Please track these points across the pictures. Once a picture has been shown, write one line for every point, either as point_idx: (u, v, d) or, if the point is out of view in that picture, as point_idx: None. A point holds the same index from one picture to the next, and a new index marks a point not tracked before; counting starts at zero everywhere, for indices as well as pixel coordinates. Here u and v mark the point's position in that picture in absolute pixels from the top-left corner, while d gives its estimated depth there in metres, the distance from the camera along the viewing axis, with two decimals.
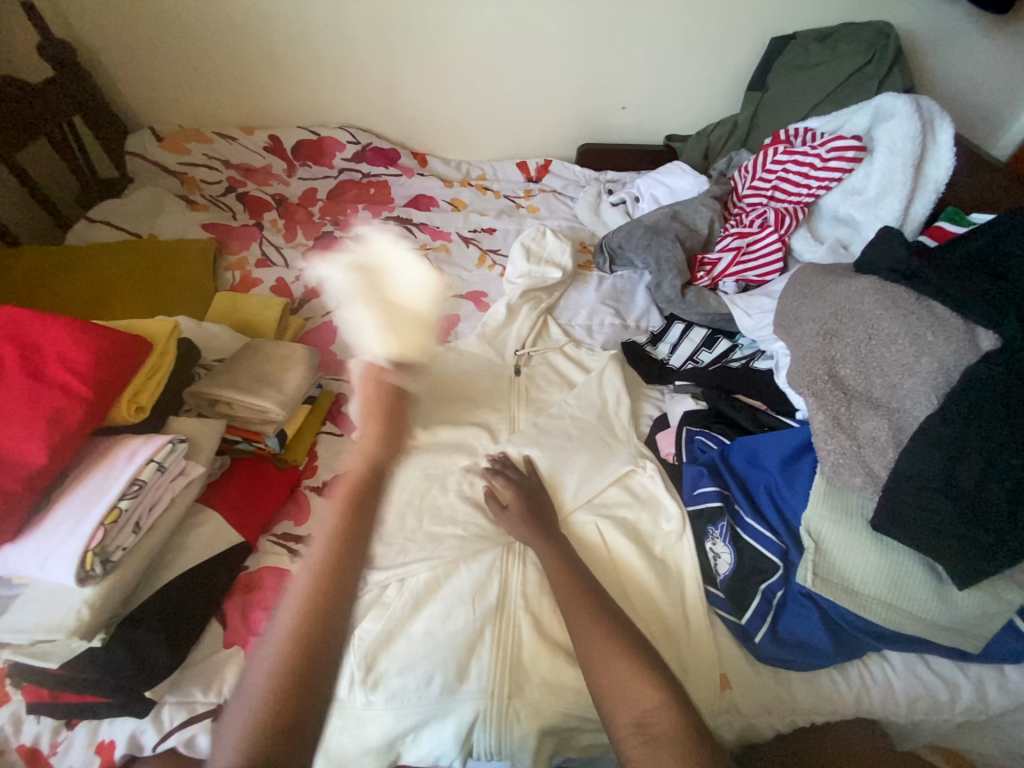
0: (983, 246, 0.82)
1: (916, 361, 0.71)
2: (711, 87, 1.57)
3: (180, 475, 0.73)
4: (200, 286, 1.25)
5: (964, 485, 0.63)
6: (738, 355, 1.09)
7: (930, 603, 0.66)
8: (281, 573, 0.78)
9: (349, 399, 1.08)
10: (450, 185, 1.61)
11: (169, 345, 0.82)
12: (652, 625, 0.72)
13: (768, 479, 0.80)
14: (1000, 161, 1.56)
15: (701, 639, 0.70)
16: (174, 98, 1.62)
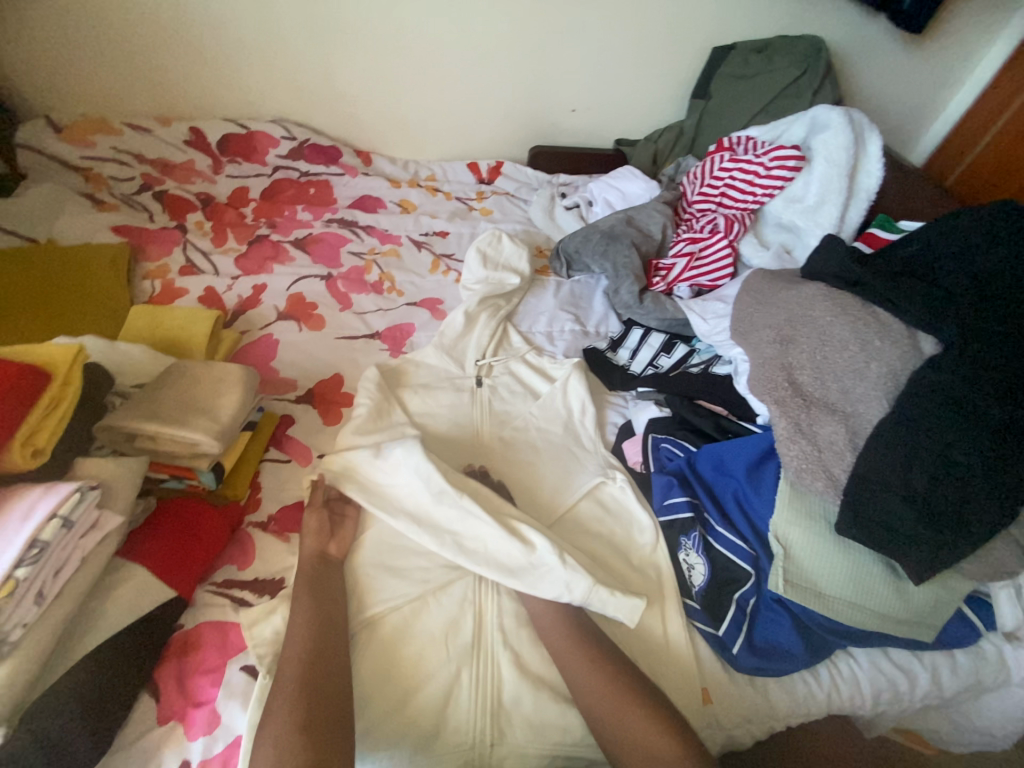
0: (916, 254, 0.87)
1: (867, 366, 0.74)
2: (658, 92, 1.59)
3: (92, 528, 0.62)
4: (113, 298, 1.10)
5: (918, 486, 0.66)
6: (697, 360, 1.10)
7: (890, 599, 0.69)
8: (223, 627, 0.69)
9: (294, 421, 0.99)
10: (398, 186, 1.53)
11: (73, 372, 0.70)
12: (634, 642, 0.71)
13: (734, 486, 0.80)
14: (918, 164, 1.69)
15: (681, 654, 0.70)
16: (70, 80, 1.42)
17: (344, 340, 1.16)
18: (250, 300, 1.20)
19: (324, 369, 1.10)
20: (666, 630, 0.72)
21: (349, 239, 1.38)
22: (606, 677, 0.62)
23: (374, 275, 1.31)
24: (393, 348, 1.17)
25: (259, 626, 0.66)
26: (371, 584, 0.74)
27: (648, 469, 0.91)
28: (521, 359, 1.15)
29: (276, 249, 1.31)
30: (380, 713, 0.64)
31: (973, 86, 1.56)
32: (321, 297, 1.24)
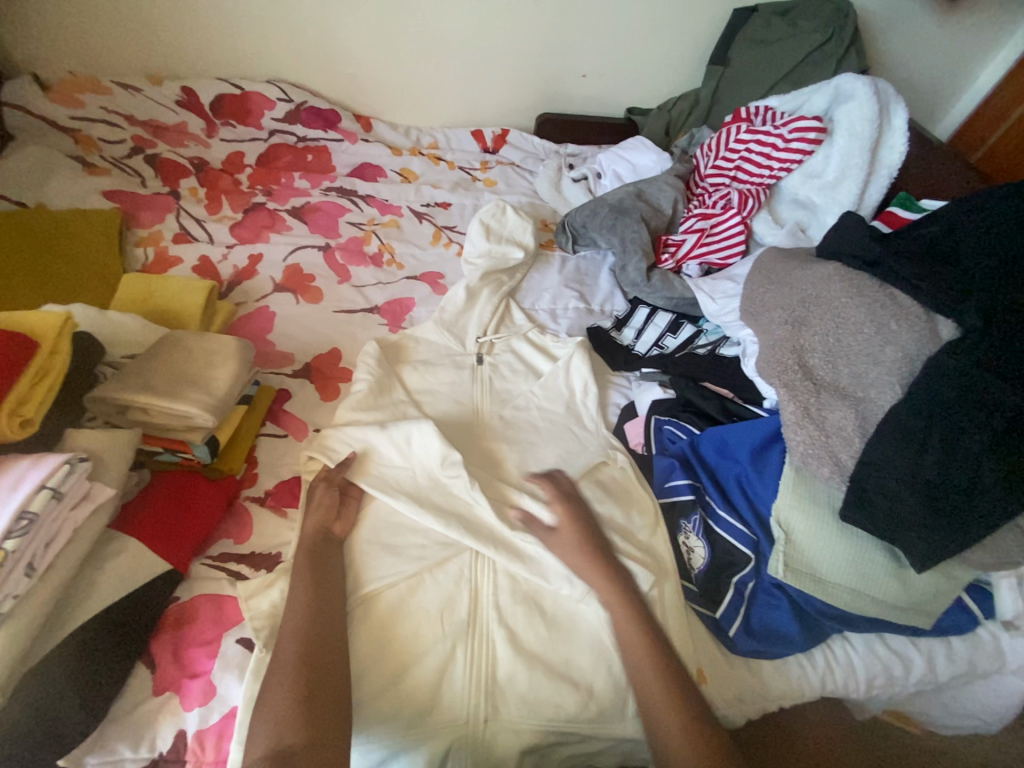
0: (938, 234, 0.83)
1: (882, 350, 0.71)
2: (672, 57, 1.51)
3: (83, 501, 0.61)
4: (104, 267, 1.07)
5: (927, 473, 0.64)
6: (703, 341, 1.07)
7: (891, 586, 0.68)
8: (219, 600, 0.69)
9: (291, 395, 0.98)
10: (398, 153, 1.47)
11: (62, 342, 0.68)
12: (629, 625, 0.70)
13: (738, 469, 0.78)
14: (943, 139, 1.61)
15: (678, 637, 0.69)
16: (55, 33, 1.35)
17: (341, 313, 1.13)
18: (246, 270, 1.17)
19: (321, 343, 1.07)
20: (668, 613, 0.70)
21: (347, 209, 1.33)
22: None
23: (373, 246, 1.27)
24: (392, 322, 1.14)
25: (257, 598, 0.66)
26: (367, 563, 0.73)
27: (650, 451, 0.90)
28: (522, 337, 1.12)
29: (272, 218, 1.27)
30: (378, 688, 0.64)
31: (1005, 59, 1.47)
32: (318, 269, 1.20)
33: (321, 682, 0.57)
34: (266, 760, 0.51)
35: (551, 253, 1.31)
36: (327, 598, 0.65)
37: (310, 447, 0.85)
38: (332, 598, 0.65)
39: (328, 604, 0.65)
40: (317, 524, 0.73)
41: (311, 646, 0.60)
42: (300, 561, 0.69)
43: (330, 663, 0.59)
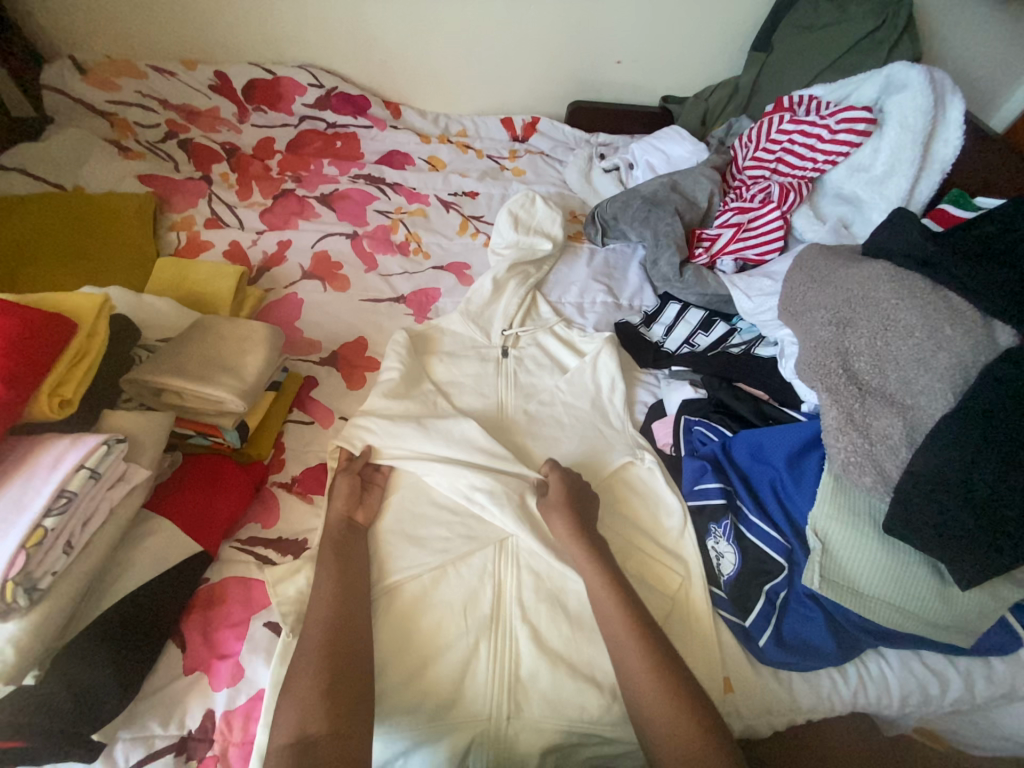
0: (995, 233, 0.78)
1: (934, 355, 0.68)
2: (712, 43, 1.45)
3: (120, 481, 0.62)
4: (139, 251, 1.09)
5: (980, 490, 0.60)
6: (736, 340, 1.04)
7: (933, 602, 0.65)
8: (247, 584, 0.70)
9: (318, 383, 0.98)
10: (427, 141, 1.45)
11: (99, 325, 0.69)
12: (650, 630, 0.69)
13: (772, 475, 0.75)
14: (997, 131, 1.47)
15: (705, 643, 0.68)
16: (93, 17, 1.36)
17: (368, 302, 1.13)
18: (275, 257, 1.17)
19: (347, 332, 1.07)
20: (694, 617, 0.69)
21: (375, 196, 1.32)
22: (630, 659, 0.61)
23: (400, 235, 1.26)
24: (418, 312, 1.14)
25: (284, 584, 0.67)
26: (391, 554, 0.73)
27: (679, 452, 0.88)
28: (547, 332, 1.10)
29: (301, 204, 1.28)
30: (400, 678, 0.64)
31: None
32: (345, 257, 1.20)
33: (345, 667, 0.58)
34: (293, 746, 0.52)
35: (579, 245, 1.29)
36: (353, 586, 0.66)
37: (338, 436, 0.86)
38: (358, 586, 0.66)
39: (354, 592, 0.65)
40: (344, 512, 0.73)
41: (337, 632, 0.60)
42: (327, 546, 0.69)
43: (353, 649, 0.60)
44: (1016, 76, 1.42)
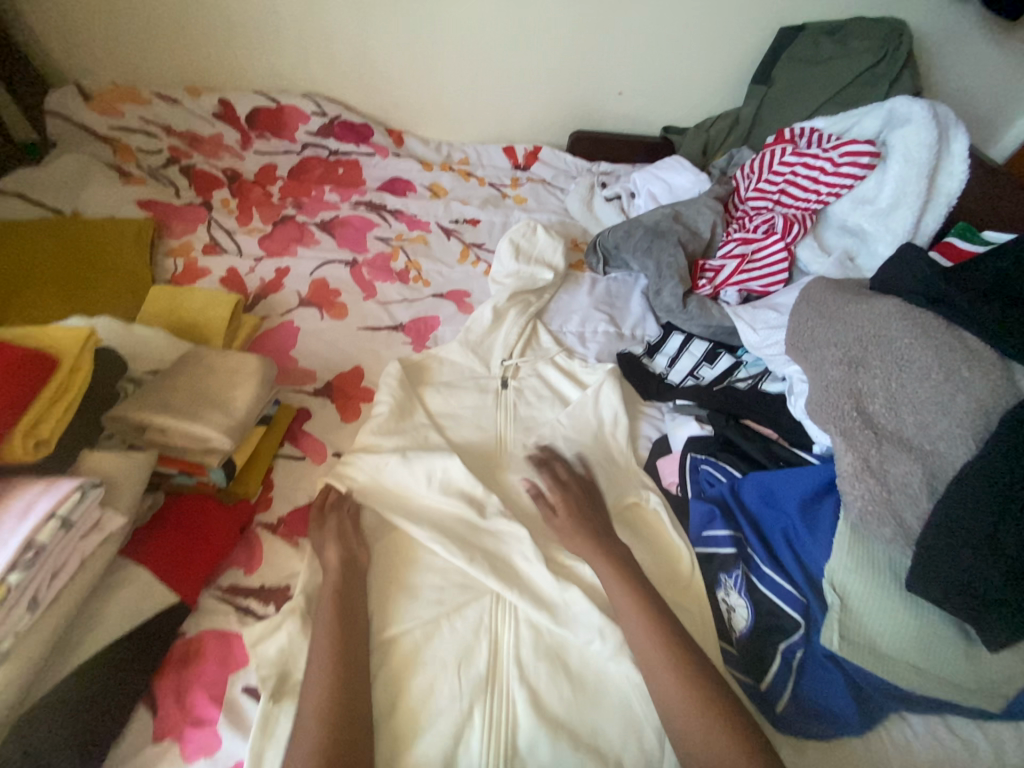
0: (1008, 270, 0.78)
1: (953, 399, 0.65)
2: (713, 76, 1.46)
3: (93, 529, 0.59)
4: (134, 277, 1.07)
5: (1006, 545, 0.56)
6: (743, 374, 1.01)
7: (960, 665, 0.61)
8: (226, 636, 0.66)
9: (311, 415, 0.95)
10: (429, 168, 1.45)
11: (83, 359, 0.66)
12: None
13: (784, 522, 0.72)
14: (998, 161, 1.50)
15: None
16: (100, 46, 1.38)
17: (365, 330, 1.11)
18: (272, 284, 1.16)
19: (343, 361, 1.05)
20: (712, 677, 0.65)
21: (376, 223, 1.32)
22: None
23: (400, 263, 1.25)
24: (416, 341, 1.11)
25: (263, 644, 0.63)
26: (383, 608, 0.70)
27: (685, 493, 0.84)
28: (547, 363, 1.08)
29: (301, 231, 1.27)
30: (392, 748, 0.60)
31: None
32: (344, 284, 1.18)
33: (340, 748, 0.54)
34: None
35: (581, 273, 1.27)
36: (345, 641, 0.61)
37: (331, 475, 0.83)
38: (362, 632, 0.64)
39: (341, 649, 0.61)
40: (339, 556, 0.70)
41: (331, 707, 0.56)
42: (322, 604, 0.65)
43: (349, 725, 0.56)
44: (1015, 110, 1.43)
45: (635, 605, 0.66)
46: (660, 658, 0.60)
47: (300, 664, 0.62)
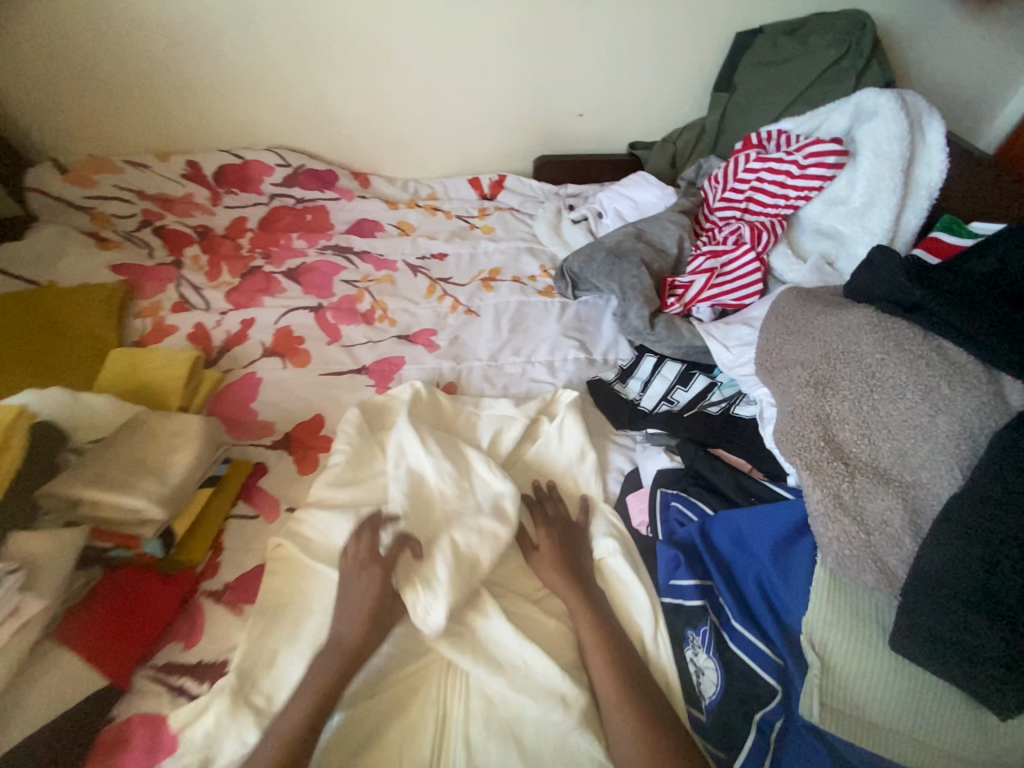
0: (995, 268, 0.70)
1: (931, 421, 0.57)
2: (676, 89, 1.44)
3: (12, 616, 0.59)
4: (101, 344, 1.09)
5: (1005, 600, 0.48)
6: (717, 396, 0.94)
7: (968, 739, 0.52)
8: (154, 720, 0.63)
9: (268, 471, 0.93)
10: (395, 207, 1.46)
11: (13, 435, 0.68)
12: None
13: (758, 568, 0.64)
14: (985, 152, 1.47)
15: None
16: (70, 121, 1.41)
17: (327, 376, 1.09)
18: (237, 336, 1.16)
19: (303, 410, 1.03)
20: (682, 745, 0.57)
21: (342, 267, 1.32)
22: None
23: (365, 304, 1.24)
24: (379, 382, 1.08)
25: (191, 728, 0.61)
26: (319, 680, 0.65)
27: (656, 535, 0.77)
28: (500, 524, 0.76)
29: (268, 282, 1.27)
30: None
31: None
32: (309, 330, 1.18)
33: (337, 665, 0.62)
34: None
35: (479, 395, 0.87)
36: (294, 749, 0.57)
37: (282, 532, 0.81)
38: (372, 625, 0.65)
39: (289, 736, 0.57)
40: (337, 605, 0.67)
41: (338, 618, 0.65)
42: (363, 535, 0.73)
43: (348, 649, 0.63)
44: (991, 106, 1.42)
45: (604, 677, 0.61)
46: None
47: (225, 752, 0.60)
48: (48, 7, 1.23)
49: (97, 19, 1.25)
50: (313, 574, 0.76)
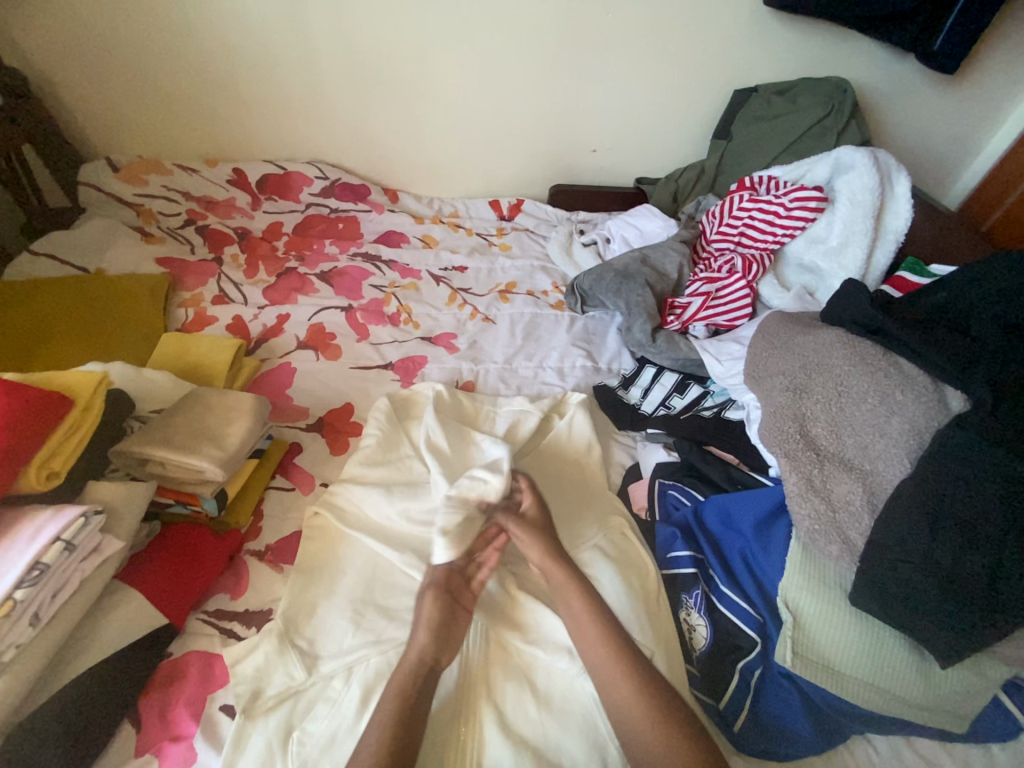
0: (945, 301, 0.82)
1: (887, 421, 0.70)
2: (680, 134, 1.61)
3: (93, 554, 0.66)
4: (148, 328, 1.18)
5: (941, 561, 0.60)
6: (709, 403, 1.06)
7: (912, 682, 0.63)
8: (208, 656, 0.71)
9: (302, 450, 1.02)
10: (421, 222, 1.59)
11: (95, 399, 0.76)
12: None
13: (742, 542, 0.75)
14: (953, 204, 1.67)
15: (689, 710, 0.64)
16: (126, 125, 1.53)
17: (356, 370, 1.19)
18: (274, 329, 1.26)
19: (335, 398, 1.12)
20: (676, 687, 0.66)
21: (371, 273, 1.43)
22: None
23: (392, 307, 1.35)
24: (404, 378, 1.18)
25: (241, 664, 0.68)
26: (354, 629, 0.72)
27: (653, 517, 0.87)
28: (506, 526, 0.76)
29: (302, 282, 1.38)
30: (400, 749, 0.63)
31: (990, 154, 1.58)
32: (340, 327, 1.28)
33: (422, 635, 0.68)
34: None
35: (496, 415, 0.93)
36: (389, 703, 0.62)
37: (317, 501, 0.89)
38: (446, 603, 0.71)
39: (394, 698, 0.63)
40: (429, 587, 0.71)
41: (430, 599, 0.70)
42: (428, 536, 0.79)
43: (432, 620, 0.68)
44: (958, 164, 1.63)
45: None
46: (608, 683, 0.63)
47: (274, 683, 0.67)
48: (125, 26, 1.36)
49: (166, 38, 1.38)
50: (346, 540, 0.82)
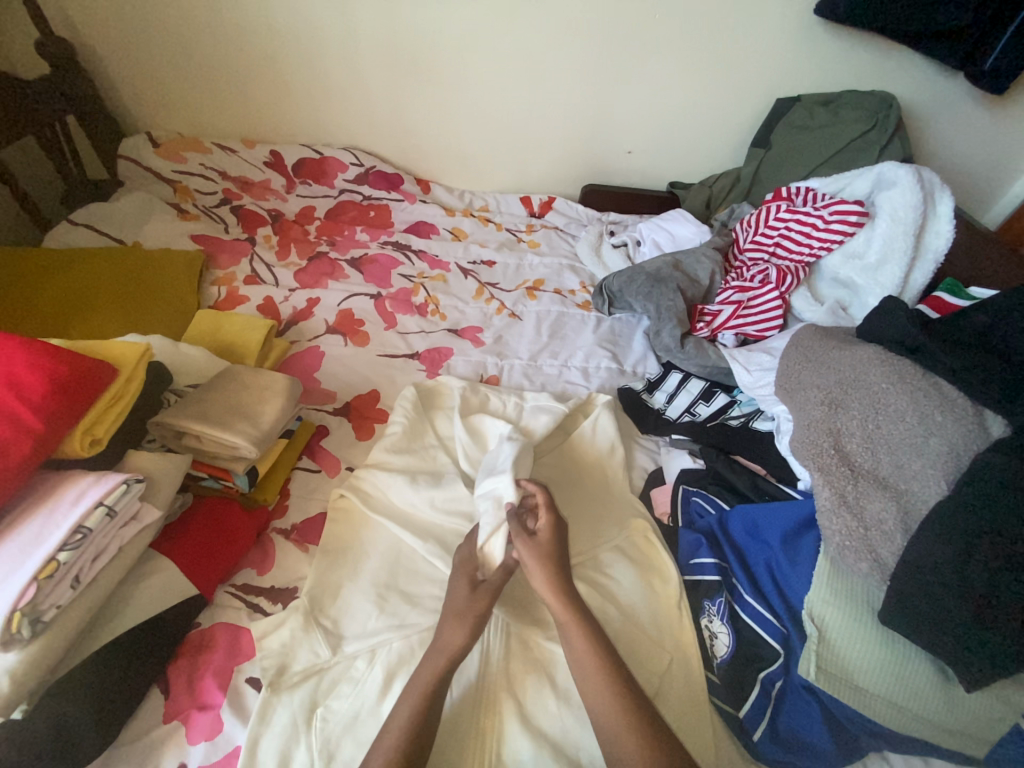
0: (989, 323, 0.79)
1: (925, 441, 0.69)
2: (718, 140, 1.60)
3: (132, 521, 0.68)
4: (182, 303, 1.20)
5: (975, 585, 0.59)
6: (736, 413, 1.05)
7: (936, 704, 0.62)
8: (235, 629, 0.73)
9: (329, 433, 1.03)
10: (452, 214, 1.59)
11: (137, 370, 0.77)
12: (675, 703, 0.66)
13: (768, 554, 0.76)
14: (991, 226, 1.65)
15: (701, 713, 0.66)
16: (168, 102, 1.55)
17: (383, 357, 1.20)
18: (303, 312, 1.27)
19: (361, 384, 1.13)
20: (693, 691, 0.67)
21: (400, 262, 1.44)
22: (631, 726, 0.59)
23: (420, 297, 1.35)
24: (430, 368, 1.19)
25: (268, 638, 0.70)
26: (377, 612, 0.73)
27: (676, 522, 0.87)
28: (525, 521, 0.74)
29: (333, 267, 1.39)
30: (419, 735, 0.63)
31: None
32: (368, 314, 1.29)
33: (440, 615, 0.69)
34: None
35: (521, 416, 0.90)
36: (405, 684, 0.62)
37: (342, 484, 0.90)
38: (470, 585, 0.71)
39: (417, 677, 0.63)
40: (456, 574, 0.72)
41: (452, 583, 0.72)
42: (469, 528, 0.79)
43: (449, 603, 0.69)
44: (999, 186, 1.60)
45: (631, 632, 0.71)
46: (631, 682, 0.63)
47: (299, 659, 0.69)
48: (173, 4, 1.38)
49: (214, 18, 1.40)
50: (370, 525, 0.83)
